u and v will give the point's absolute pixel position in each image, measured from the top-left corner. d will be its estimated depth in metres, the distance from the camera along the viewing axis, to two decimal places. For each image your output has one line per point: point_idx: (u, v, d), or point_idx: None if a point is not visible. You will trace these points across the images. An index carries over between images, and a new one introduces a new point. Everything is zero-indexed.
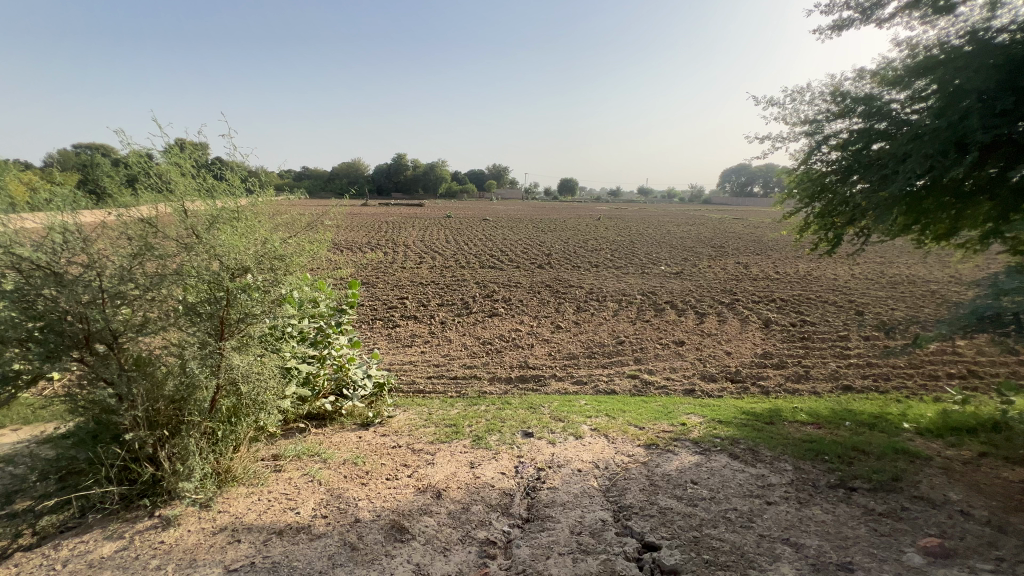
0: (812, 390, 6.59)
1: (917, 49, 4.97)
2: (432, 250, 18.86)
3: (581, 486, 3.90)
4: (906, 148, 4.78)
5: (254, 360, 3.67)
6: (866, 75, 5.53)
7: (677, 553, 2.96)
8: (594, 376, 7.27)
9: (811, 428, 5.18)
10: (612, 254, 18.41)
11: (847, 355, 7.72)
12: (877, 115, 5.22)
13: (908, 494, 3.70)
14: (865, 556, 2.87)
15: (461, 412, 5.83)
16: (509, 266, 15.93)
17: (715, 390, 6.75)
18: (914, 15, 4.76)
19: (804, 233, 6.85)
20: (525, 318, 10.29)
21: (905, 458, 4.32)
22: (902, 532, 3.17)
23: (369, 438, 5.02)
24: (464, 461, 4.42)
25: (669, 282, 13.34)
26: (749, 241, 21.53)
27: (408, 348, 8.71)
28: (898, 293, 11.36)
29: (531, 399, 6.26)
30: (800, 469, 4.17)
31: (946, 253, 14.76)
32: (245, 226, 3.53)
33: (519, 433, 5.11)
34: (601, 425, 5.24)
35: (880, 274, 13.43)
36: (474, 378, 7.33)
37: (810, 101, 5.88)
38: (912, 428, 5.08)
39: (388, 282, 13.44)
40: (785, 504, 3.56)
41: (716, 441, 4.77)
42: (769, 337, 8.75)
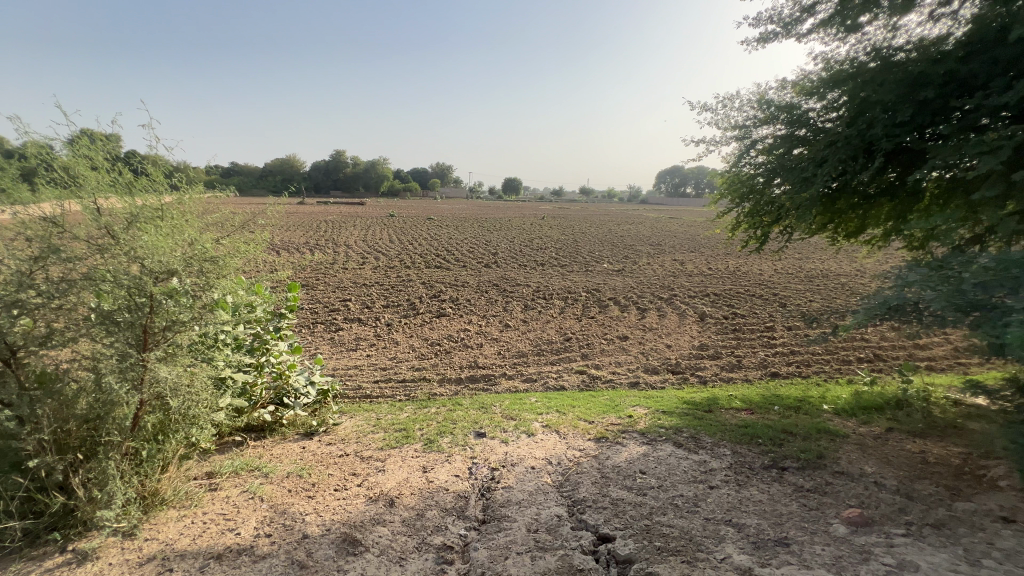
0: (744, 378, 7.06)
1: (831, 63, 5.42)
2: (375, 250, 18.33)
3: (535, 483, 3.93)
4: (823, 154, 5.24)
5: (183, 372, 3.36)
6: (788, 85, 5.97)
7: (631, 543, 3.04)
8: (544, 373, 7.36)
9: (745, 413, 5.55)
10: (557, 253, 18.74)
11: (773, 344, 8.34)
12: (798, 122, 5.66)
13: (831, 470, 4.04)
14: (798, 530, 3.10)
15: (411, 416, 5.70)
16: (455, 266, 15.75)
17: (658, 381, 7.05)
18: (828, 31, 5.21)
19: (735, 232, 7.28)
20: (473, 318, 10.22)
21: (827, 437, 4.72)
22: (828, 505, 3.46)
23: (313, 448, 4.79)
24: (417, 466, 4.32)
25: (612, 279, 13.78)
26: (683, 239, 22.66)
27: (352, 352, 8.40)
28: (815, 286, 12.40)
29: (482, 399, 6.24)
30: (737, 453, 4.44)
31: (853, 250, 16.37)
32: (170, 225, 3.23)
33: (471, 433, 5.06)
34: (552, 422, 5.31)
35: (799, 269, 14.63)
36: (423, 380, 7.20)
37: (739, 108, 6.28)
38: (831, 409, 5.57)
39: (329, 284, 12.89)
40: (726, 487, 3.79)
41: (661, 431, 4.98)
42: (705, 330, 9.28)
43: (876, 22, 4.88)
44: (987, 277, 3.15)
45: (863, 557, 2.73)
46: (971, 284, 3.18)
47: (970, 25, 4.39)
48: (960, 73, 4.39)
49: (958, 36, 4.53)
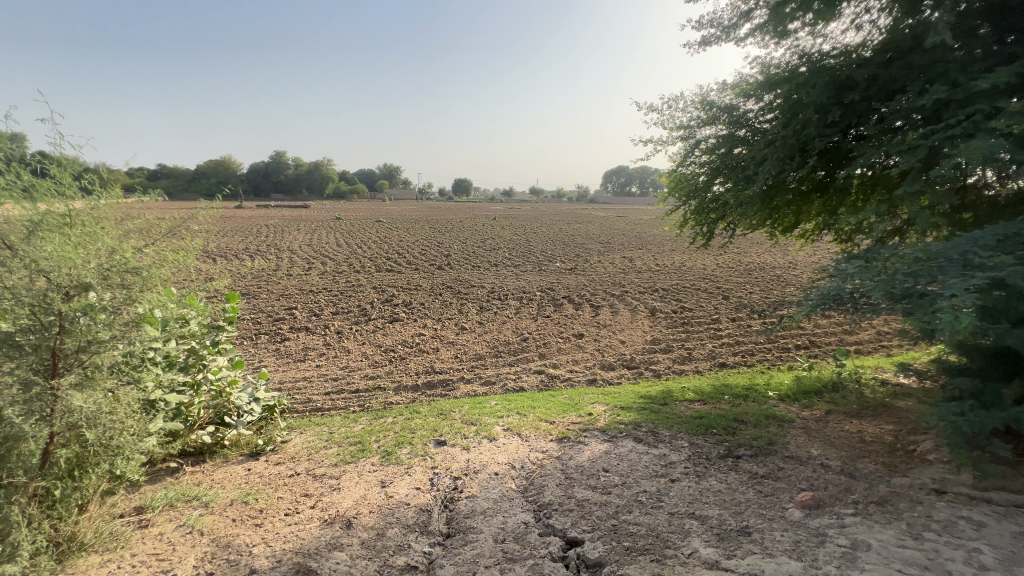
0: (695, 370, 7.30)
1: (766, 67, 5.69)
2: (322, 255, 17.57)
3: (499, 490, 3.84)
4: (763, 153, 5.45)
5: (103, 398, 3.02)
6: (727, 87, 6.22)
7: (599, 545, 3.01)
8: (502, 375, 7.28)
9: (698, 404, 5.72)
10: (510, 252, 18.73)
11: (720, 335, 8.70)
12: (738, 123, 5.91)
13: (781, 455, 4.22)
14: (758, 518, 3.19)
15: (366, 428, 5.45)
16: (406, 268, 15.36)
17: (614, 377, 7.16)
18: (763, 36, 5.46)
19: (683, 229, 7.45)
20: (427, 322, 9.97)
21: (775, 423, 4.94)
22: (781, 490, 3.60)
23: (259, 470, 4.46)
24: (375, 481, 4.11)
25: (566, 278, 13.94)
26: (631, 237, 23.34)
27: (299, 363, 7.95)
28: (753, 279, 13.07)
29: (440, 405, 6.06)
30: (694, 444, 4.54)
31: (786, 245, 17.49)
32: (81, 234, 2.87)
33: (431, 442, 4.89)
34: (513, 424, 5.24)
35: (739, 262, 15.43)
36: (377, 389, 6.91)
37: (684, 109, 6.48)
38: (776, 395, 5.85)
39: (272, 292, 12.20)
40: (686, 479, 3.86)
41: (621, 427, 5.01)
42: (656, 324, 9.55)
43: (805, 28, 5.15)
44: (916, 267, 3.32)
45: (819, 540, 2.84)
46: (903, 273, 3.33)
47: (888, 33, 4.71)
48: (881, 77, 4.69)
49: (877, 43, 4.86)
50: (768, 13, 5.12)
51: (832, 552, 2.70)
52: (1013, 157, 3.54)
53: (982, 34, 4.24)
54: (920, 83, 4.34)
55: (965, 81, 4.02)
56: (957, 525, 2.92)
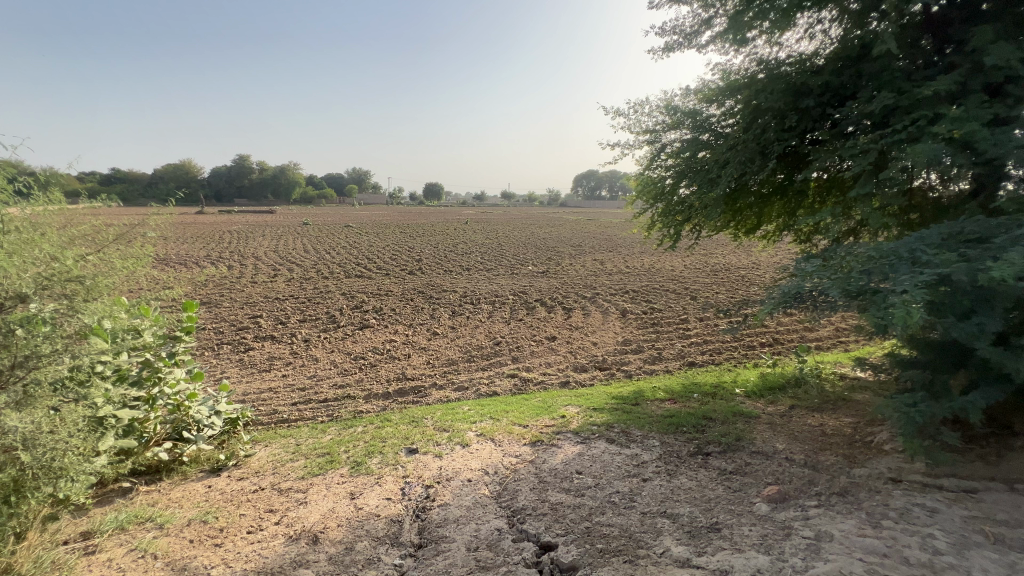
0: (665, 369, 7.43)
1: (727, 73, 5.86)
2: (288, 261, 17.08)
3: (472, 497, 3.78)
4: (726, 156, 5.60)
5: (44, 418, 2.82)
6: (691, 92, 6.38)
7: (573, 549, 3.00)
8: (475, 380, 7.20)
9: (668, 403, 5.81)
10: (482, 256, 18.65)
11: (689, 335, 8.89)
12: (702, 127, 6.06)
13: (748, 451, 4.32)
14: (727, 513, 3.25)
15: (335, 438, 5.29)
16: (377, 274, 15.09)
17: (587, 379, 7.20)
18: (724, 43, 5.62)
19: (651, 232, 7.57)
20: (398, 328, 9.80)
21: (742, 419, 5.06)
22: (749, 485, 3.68)
23: (221, 487, 4.26)
24: (343, 494, 3.99)
25: (538, 281, 13.98)
26: (602, 240, 23.67)
27: (264, 374, 7.66)
28: (719, 279, 13.42)
29: (412, 413, 5.94)
30: (665, 443, 4.60)
31: (750, 246, 18.08)
32: (17, 240, 2.69)
33: (402, 451, 4.78)
34: (486, 429, 5.18)
35: (706, 263, 15.85)
36: (346, 398, 6.72)
37: (649, 113, 6.58)
38: (742, 392, 6.01)
39: (235, 300, 11.76)
40: (658, 478, 3.90)
41: (594, 428, 5.03)
42: (627, 325, 9.67)
43: (763, 37, 5.33)
44: (869, 265, 3.46)
45: (785, 533, 2.91)
46: (857, 271, 3.47)
47: (839, 43, 4.94)
48: (833, 84, 4.89)
49: (829, 52, 5.08)
50: (728, 21, 5.28)
51: (797, 544, 2.77)
52: (954, 160, 3.74)
53: (924, 44, 4.48)
54: (869, 90, 4.55)
55: (910, 89, 4.23)
56: (912, 512, 3.04)
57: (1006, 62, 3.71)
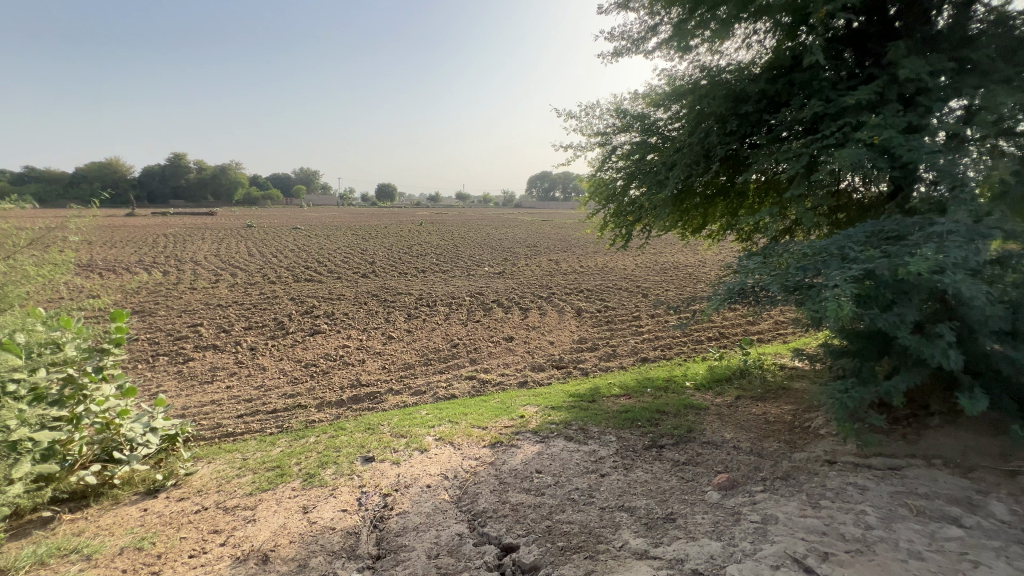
0: (620, 365, 7.63)
1: (672, 79, 6.09)
2: (232, 266, 16.20)
3: (432, 503, 3.72)
4: (672, 158, 5.82)
5: None
6: (638, 96, 6.59)
7: (534, 548, 3.01)
8: (433, 383, 7.10)
9: (623, 399, 5.96)
10: (438, 258, 18.45)
11: (641, 331, 9.17)
12: (649, 131, 6.28)
13: (699, 442, 4.49)
14: (681, 503, 3.36)
15: (285, 450, 5.06)
16: (328, 277, 14.58)
17: (545, 378, 7.27)
18: (669, 50, 5.84)
19: (604, 232, 7.74)
20: (351, 333, 9.49)
21: (693, 411, 5.26)
22: (701, 474, 3.83)
23: (158, 509, 3.96)
24: (296, 508, 3.81)
25: (494, 282, 13.99)
26: (556, 240, 23.99)
27: (206, 386, 7.20)
28: (669, 277, 13.95)
29: (367, 420, 5.77)
30: (621, 438, 4.72)
31: (696, 245, 18.90)
32: None
33: (358, 460, 4.63)
34: (445, 433, 5.12)
35: (656, 262, 16.43)
36: (297, 408, 6.44)
37: (600, 117, 6.74)
38: (692, 385, 6.26)
39: (172, 308, 11.02)
40: (615, 473, 3.99)
41: (552, 427, 5.08)
42: (583, 324, 9.86)
43: (705, 45, 5.58)
44: (805, 262, 3.69)
45: (735, 518, 3.05)
46: (794, 267, 3.69)
47: (773, 53, 5.25)
48: (769, 92, 5.18)
49: (764, 62, 5.39)
50: (672, 29, 5.49)
51: (746, 528, 2.91)
52: (875, 164, 4.05)
53: (847, 57, 4.84)
54: (800, 98, 4.87)
55: (836, 97, 4.54)
56: (846, 491, 3.27)
57: (917, 75, 4.08)
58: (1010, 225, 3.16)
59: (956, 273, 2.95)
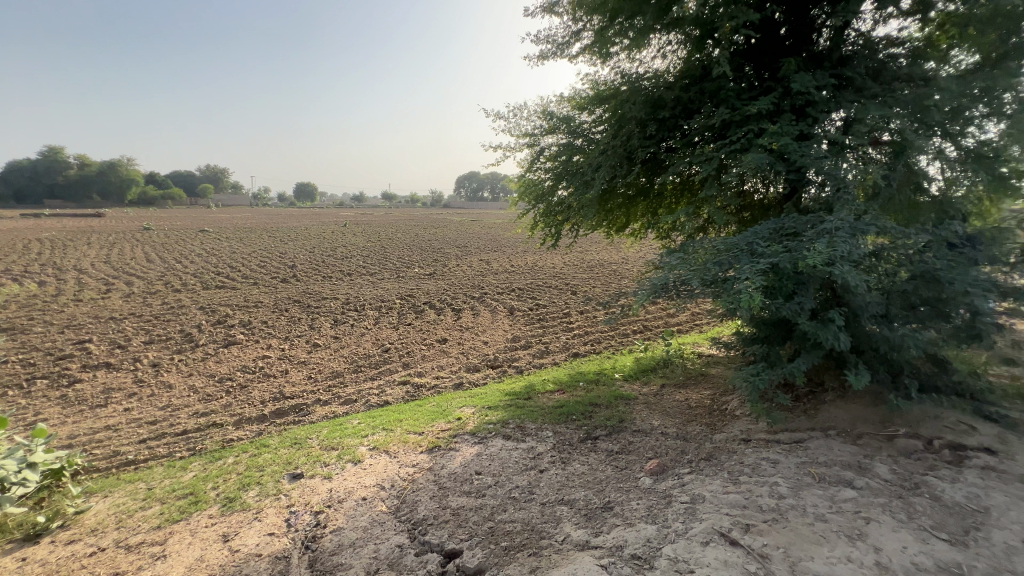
0: (553, 362, 7.80)
1: (595, 83, 6.32)
2: (126, 273, 14.46)
3: (368, 516, 3.56)
4: (597, 160, 6.04)
5: None
6: (564, 99, 6.76)
7: (478, 551, 2.99)
8: (364, 391, 6.81)
9: (558, 394, 6.11)
10: (364, 260, 17.75)
11: (572, 328, 9.43)
12: (575, 133, 6.47)
13: (630, 430, 4.71)
14: (617, 491, 3.50)
15: (199, 474, 4.60)
16: (242, 284, 13.49)
17: (480, 378, 7.25)
18: (592, 56, 6.06)
19: (534, 231, 7.86)
20: (271, 342, 8.84)
21: (623, 402, 5.51)
22: (633, 462, 4.02)
23: (42, 557, 3.44)
24: (215, 539, 3.48)
25: (425, 283, 13.72)
26: (487, 240, 24.04)
27: (97, 410, 6.36)
28: (595, 274, 14.50)
29: (293, 434, 5.41)
30: (558, 433, 4.82)
31: (619, 243, 19.79)
32: None
33: (285, 478, 4.32)
34: (379, 442, 4.93)
35: (583, 260, 17.00)
36: (212, 427, 5.89)
37: (527, 118, 6.83)
38: (621, 376, 6.55)
39: (52, 323, 9.61)
40: (553, 467, 4.07)
41: (490, 427, 5.07)
42: (515, 323, 9.96)
43: (624, 53, 5.86)
44: (719, 257, 3.97)
45: (667, 501, 3.23)
46: (711, 262, 3.97)
47: (685, 64, 5.61)
48: (683, 99, 5.53)
49: (678, 71, 5.75)
50: (595, 35, 5.69)
51: (677, 509, 3.09)
52: (775, 168, 4.46)
53: (749, 70, 5.28)
54: (710, 106, 5.25)
55: (740, 106, 4.95)
56: (760, 466, 3.58)
57: (806, 89, 4.55)
58: (883, 223, 3.63)
59: (843, 265, 3.33)
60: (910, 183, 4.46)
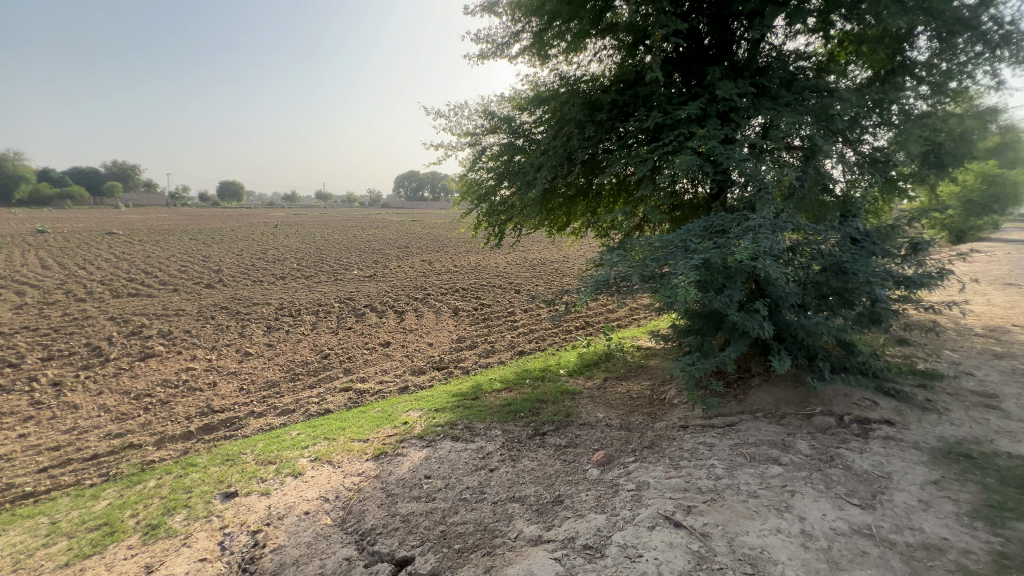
0: (499, 361, 7.82)
1: (535, 84, 6.41)
2: (17, 282, 12.81)
3: (312, 530, 3.40)
4: (539, 160, 6.13)
5: None
6: (504, 99, 6.80)
7: (430, 556, 2.94)
8: (302, 400, 6.47)
9: (505, 392, 6.14)
10: (299, 263, 16.89)
11: (517, 326, 9.51)
12: (517, 133, 6.53)
13: (577, 424, 4.83)
14: (567, 484, 3.58)
15: (115, 502, 4.18)
16: (160, 290, 12.38)
17: (425, 381, 7.12)
18: (531, 57, 6.14)
19: (477, 231, 7.84)
20: (195, 353, 8.18)
21: (569, 397, 5.63)
22: (581, 454, 4.12)
23: None
24: (137, 571, 3.18)
25: (365, 286, 13.28)
26: (429, 240, 23.67)
27: None
28: (538, 273, 14.71)
29: (224, 450, 5.04)
30: (506, 431, 4.85)
31: (560, 243, 20.19)
32: None
33: (216, 498, 4.02)
34: (321, 452, 4.71)
35: (526, 259, 17.17)
36: (128, 448, 5.36)
37: (468, 117, 6.80)
38: (566, 372, 6.70)
39: None
40: (503, 465, 4.08)
41: (438, 430, 4.99)
42: (460, 323, 9.88)
43: (562, 56, 5.99)
44: (656, 254, 4.15)
45: (614, 490, 3.35)
46: (649, 259, 4.15)
47: (620, 69, 5.83)
48: (618, 102, 5.73)
49: (613, 75, 5.97)
50: (533, 36, 5.76)
51: (624, 497, 3.21)
52: (704, 169, 4.74)
53: (677, 76, 5.57)
54: (643, 110, 5.48)
55: (671, 110, 5.21)
56: (698, 450, 3.80)
57: (729, 96, 4.87)
58: (798, 220, 3.97)
59: (766, 259, 3.60)
60: (818, 184, 4.91)
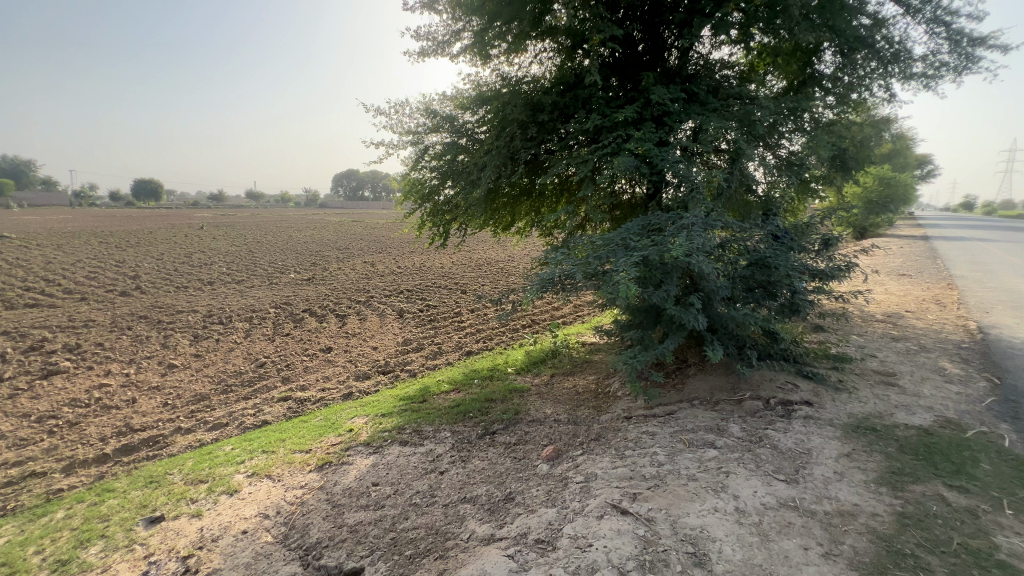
0: (446, 362, 7.75)
1: (476, 84, 6.40)
2: None
3: (251, 550, 3.21)
4: (482, 159, 6.13)
5: None
6: (446, 98, 6.73)
7: (381, 565, 2.87)
8: (236, 413, 6.07)
9: (453, 394, 6.09)
10: (228, 266, 15.81)
11: (464, 326, 9.46)
12: (459, 132, 6.48)
13: (525, 421, 4.88)
14: (518, 481, 3.62)
15: (15, 539, 3.72)
16: (65, 300, 11.14)
17: (370, 386, 6.91)
18: (472, 56, 6.12)
19: (422, 231, 7.72)
20: (109, 368, 7.44)
21: (517, 395, 5.68)
22: (530, 451, 4.18)
23: None
24: None
25: (303, 289, 12.67)
26: (371, 241, 22.97)
27: None
28: (484, 273, 14.70)
29: (147, 471, 4.63)
30: (456, 432, 4.81)
31: (505, 242, 20.28)
32: None
33: (139, 524, 3.69)
34: (259, 466, 4.44)
35: (472, 259, 17.10)
36: (30, 477, 4.79)
37: (410, 115, 6.67)
38: (514, 370, 6.76)
39: None
40: (454, 467, 4.05)
41: (385, 435, 4.87)
42: (406, 325, 9.68)
43: (503, 56, 6.02)
44: (599, 252, 4.28)
45: (564, 483, 3.42)
46: (592, 257, 4.27)
47: (559, 71, 5.95)
48: (559, 104, 5.85)
49: (553, 77, 6.08)
50: (474, 36, 5.75)
51: (574, 490, 3.29)
52: (641, 170, 4.94)
53: (614, 80, 5.76)
54: (583, 112, 5.62)
55: (609, 113, 5.38)
56: (641, 440, 3.96)
57: (662, 101, 5.10)
58: (727, 219, 4.24)
59: (699, 256, 3.82)
60: (743, 185, 5.27)
